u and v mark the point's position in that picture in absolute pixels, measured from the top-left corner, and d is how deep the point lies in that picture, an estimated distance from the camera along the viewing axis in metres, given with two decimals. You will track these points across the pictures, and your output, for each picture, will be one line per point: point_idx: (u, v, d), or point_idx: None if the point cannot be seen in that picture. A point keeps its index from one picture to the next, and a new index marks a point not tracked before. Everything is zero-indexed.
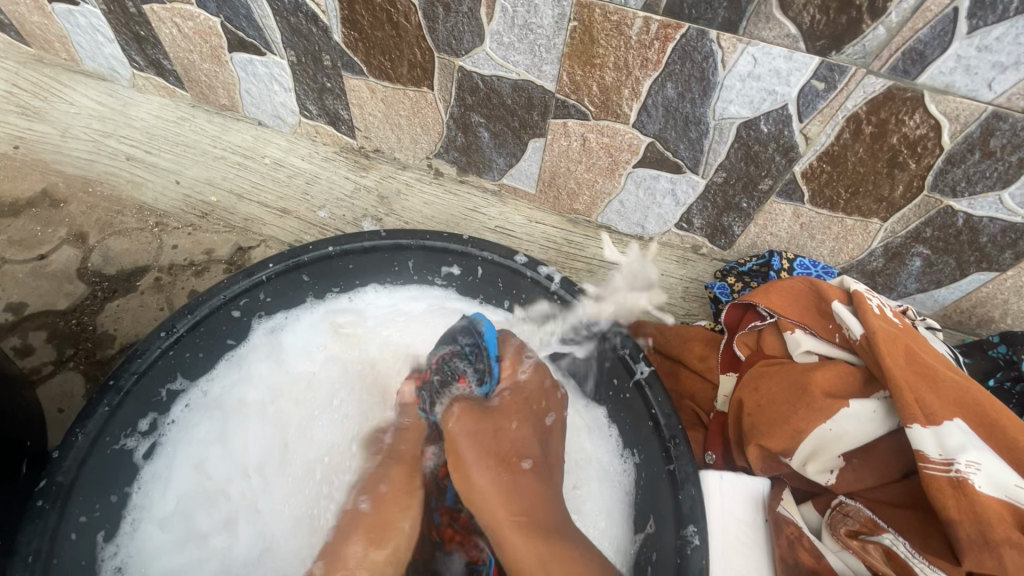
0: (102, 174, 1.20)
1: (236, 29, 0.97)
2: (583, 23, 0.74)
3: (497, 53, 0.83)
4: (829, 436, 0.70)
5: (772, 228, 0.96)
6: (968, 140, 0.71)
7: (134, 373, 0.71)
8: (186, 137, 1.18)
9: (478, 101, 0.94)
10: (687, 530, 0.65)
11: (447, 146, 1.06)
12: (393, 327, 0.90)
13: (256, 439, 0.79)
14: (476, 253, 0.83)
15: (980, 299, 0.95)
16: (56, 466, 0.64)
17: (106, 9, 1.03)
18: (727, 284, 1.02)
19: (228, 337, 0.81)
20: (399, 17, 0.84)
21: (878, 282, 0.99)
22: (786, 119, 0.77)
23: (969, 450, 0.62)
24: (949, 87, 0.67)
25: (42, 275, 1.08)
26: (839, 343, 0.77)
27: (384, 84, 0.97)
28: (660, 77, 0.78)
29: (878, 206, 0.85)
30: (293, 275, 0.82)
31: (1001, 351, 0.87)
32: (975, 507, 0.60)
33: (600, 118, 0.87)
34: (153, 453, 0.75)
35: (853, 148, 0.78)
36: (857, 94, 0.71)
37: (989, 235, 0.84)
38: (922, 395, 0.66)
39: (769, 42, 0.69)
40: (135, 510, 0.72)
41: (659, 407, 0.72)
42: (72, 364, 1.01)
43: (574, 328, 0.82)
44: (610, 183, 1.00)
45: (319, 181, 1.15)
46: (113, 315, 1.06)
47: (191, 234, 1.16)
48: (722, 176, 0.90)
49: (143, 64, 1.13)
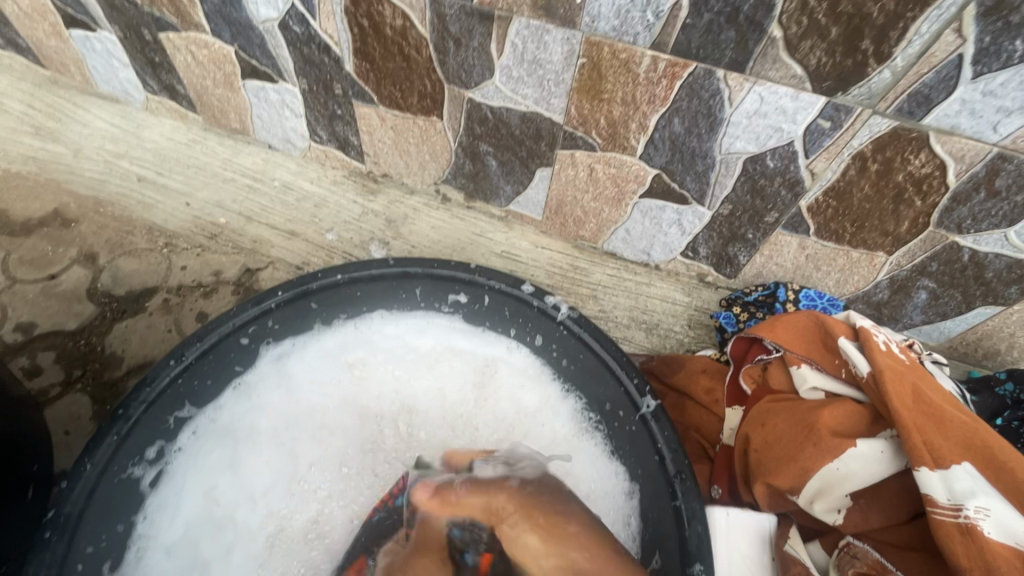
0: (113, 195, 1.20)
1: (249, 58, 0.99)
2: (592, 60, 0.76)
3: (506, 86, 0.85)
4: (837, 475, 0.70)
5: (778, 258, 0.97)
6: (973, 180, 0.72)
7: (142, 403, 0.71)
8: (197, 159, 1.21)
9: (486, 130, 0.95)
10: (693, 569, 0.65)
11: (455, 172, 1.08)
12: (404, 362, 0.88)
13: (266, 468, 0.79)
14: (483, 282, 0.84)
15: (985, 332, 0.95)
16: (64, 497, 0.65)
17: (122, 35, 1.05)
18: (732, 314, 1.03)
19: (237, 363, 0.81)
20: (410, 50, 0.85)
21: (884, 312, 0.99)
22: (792, 155, 0.78)
23: (977, 496, 0.63)
24: (954, 128, 0.67)
25: (52, 295, 1.09)
26: (844, 379, 0.77)
27: (394, 112, 0.99)
28: (668, 113, 0.79)
29: (884, 240, 0.85)
30: (302, 303, 0.82)
31: (1008, 388, 0.87)
32: (985, 554, 0.60)
33: (607, 150, 0.88)
34: (160, 481, 0.74)
35: (858, 184, 0.79)
36: (863, 133, 0.72)
37: (994, 270, 0.84)
38: (929, 437, 0.66)
39: (776, 82, 0.70)
40: (140, 539, 0.72)
41: (665, 441, 0.71)
42: (79, 386, 1.02)
43: (598, 360, 0.79)
44: (616, 212, 1.00)
45: (328, 205, 1.17)
46: (121, 336, 1.07)
47: (199, 255, 1.15)
48: (727, 208, 0.91)
49: (157, 88, 1.16)
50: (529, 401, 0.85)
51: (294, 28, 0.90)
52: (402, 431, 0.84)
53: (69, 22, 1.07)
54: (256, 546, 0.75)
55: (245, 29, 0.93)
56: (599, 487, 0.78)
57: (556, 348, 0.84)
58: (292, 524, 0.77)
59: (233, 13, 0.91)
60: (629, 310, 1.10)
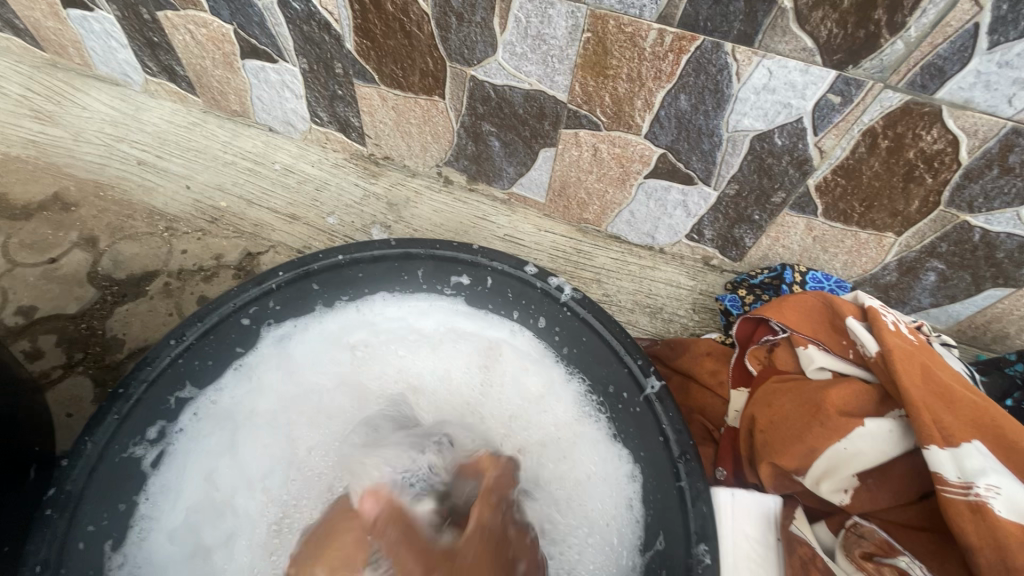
0: (113, 178, 1.19)
1: (249, 37, 0.98)
2: (597, 35, 0.74)
3: (509, 63, 0.83)
4: (844, 454, 0.69)
5: (785, 240, 0.96)
6: (986, 156, 0.70)
7: (143, 382, 0.71)
8: (197, 142, 1.20)
9: (489, 110, 0.94)
10: (698, 549, 0.64)
11: (457, 154, 1.06)
12: (407, 343, 0.87)
13: (267, 451, 0.78)
14: (486, 264, 0.83)
15: (995, 315, 0.94)
16: (65, 474, 0.65)
17: (120, 15, 1.04)
18: (738, 296, 1.02)
19: (238, 345, 0.81)
20: (412, 27, 0.84)
21: (892, 295, 0.98)
22: (801, 132, 0.76)
23: (988, 474, 0.62)
24: (968, 102, 0.66)
25: (52, 278, 1.09)
26: (852, 359, 0.76)
27: (395, 92, 0.98)
28: (674, 89, 0.77)
29: (893, 220, 0.84)
30: (303, 284, 0.82)
31: (1017, 370, 0.86)
32: (996, 532, 0.59)
33: (612, 129, 0.87)
34: (162, 461, 0.74)
35: (867, 162, 0.77)
36: (874, 109, 0.70)
37: (1006, 251, 0.82)
38: (939, 416, 0.65)
39: (786, 55, 0.68)
40: (141, 520, 0.71)
41: (670, 422, 0.71)
42: (81, 369, 1.02)
43: (602, 340, 0.79)
44: (621, 194, 0.99)
45: (329, 188, 1.16)
46: (122, 320, 1.06)
47: (200, 239, 1.14)
48: (734, 188, 0.89)
49: (156, 70, 1.15)
50: (530, 384, 0.84)
51: (294, 5, 0.88)
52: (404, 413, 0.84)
53: (67, 1, 1.05)
54: (258, 533, 0.74)
55: (244, 6, 0.92)
56: (603, 469, 0.76)
57: (560, 330, 0.83)
58: (295, 511, 0.75)
59: None
60: (632, 294, 1.09)
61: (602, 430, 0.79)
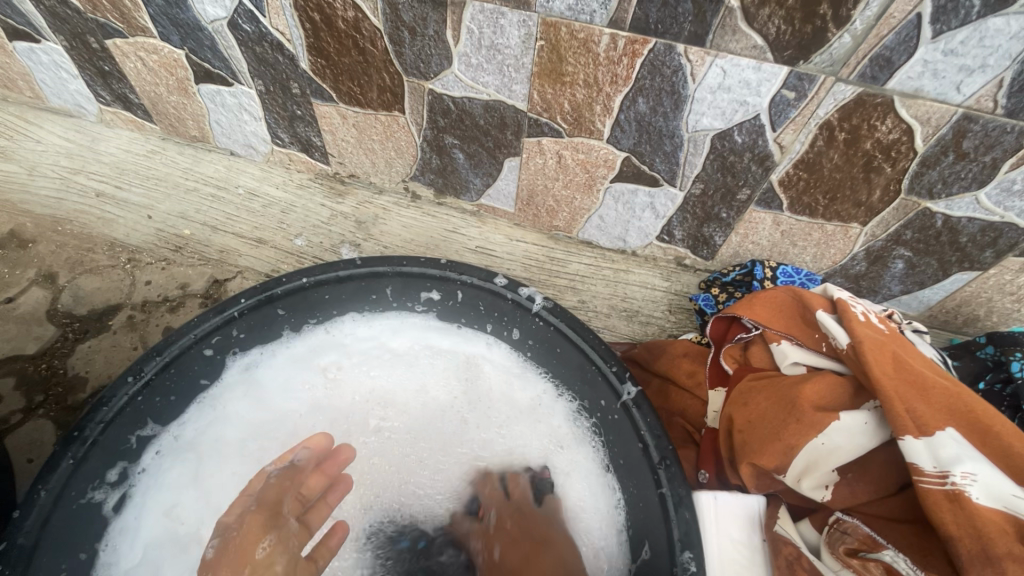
0: (71, 212, 1.15)
1: (201, 61, 0.96)
2: (550, 42, 0.74)
3: (465, 75, 0.83)
4: (823, 450, 0.68)
5: (754, 236, 0.96)
6: (941, 143, 0.71)
7: (100, 423, 0.67)
8: (158, 170, 1.18)
9: (450, 122, 0.93)
10: (682, 557, 0.62)
11: (423, 168, 1.06)
12: (381, 361, 0.87)
13: (232, 481, 0.78)
14: (456, 277, 0.81)
15: (964, 299, 0.95)
16: (18, 526, 0.61)
17: (68, 46, 1.02)
18: (711, 295, 1.01)
19: (201, 376, 0.78)
20: (365, 43, 0.83)
21: (863, 285, 0.99)
22: (759, 129, 0.77)
23: (964, 461, 0.61)
24: (918, 91, 0.66)
25: (9, 319, 1.04)
26: (826, 352, 0.76)
27: (354, 109, 0.97)
28: (631, 93, 0.77)
29: (858, 211, 0.85)
30: (267, 310, 0.79)
31: (989, 352, 0.86)
32: (974, 521, 0.59)
33: (574, 135, 0.87)
34: (124, 504, 0.71)
35: (827, 155, 0.77)
36: (828, 102, 0.70)
37: (968, 235, 0.83)
38: (913, 406, 0.65)
39: (737, 54, 0.68)
40: (103, 568, 0.67)
41: (648, 428, 0.68)
42: (42, 412, 0.97)
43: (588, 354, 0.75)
44: (589, 199, 0.99)
45: (295, 210, 1.14)
46: (85, 357, 1.02)
47: (164, 268, 1.11)
48: (699, 187, 0.89)
49: (110, 99, 1.13)
50: (520, 400, 0.83)
51: (244, 27, 0.87)
52: (374, 426, 0.85)
53: (13, 34, 1.04)
54: None
55: (194, 31, 0.90)
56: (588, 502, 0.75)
57: (534, 342, 0.82)
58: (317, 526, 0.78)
59: (179, 14, 0.88)
60: (608, 299, 1.07)
61: (599, 456, 0.76)
